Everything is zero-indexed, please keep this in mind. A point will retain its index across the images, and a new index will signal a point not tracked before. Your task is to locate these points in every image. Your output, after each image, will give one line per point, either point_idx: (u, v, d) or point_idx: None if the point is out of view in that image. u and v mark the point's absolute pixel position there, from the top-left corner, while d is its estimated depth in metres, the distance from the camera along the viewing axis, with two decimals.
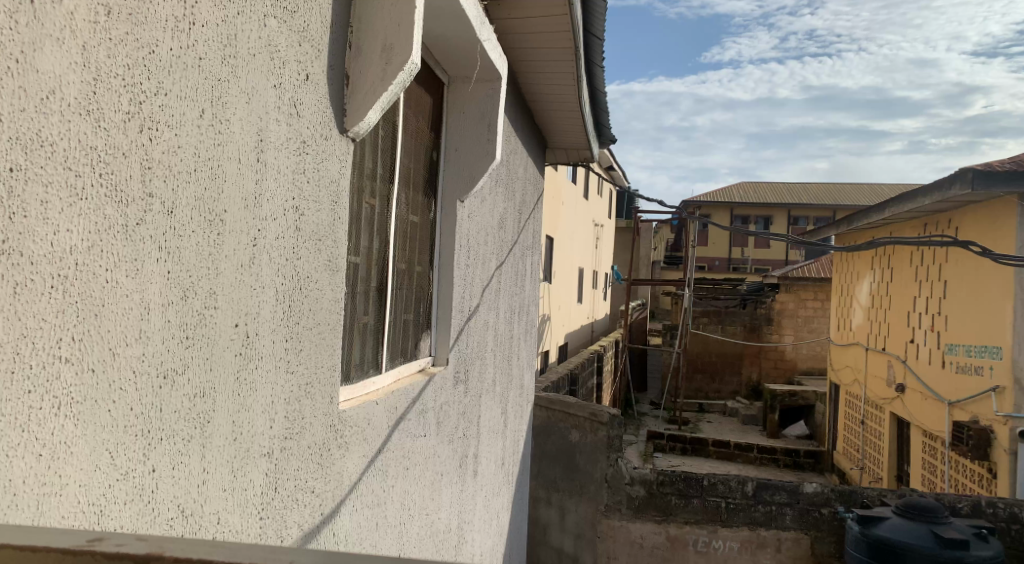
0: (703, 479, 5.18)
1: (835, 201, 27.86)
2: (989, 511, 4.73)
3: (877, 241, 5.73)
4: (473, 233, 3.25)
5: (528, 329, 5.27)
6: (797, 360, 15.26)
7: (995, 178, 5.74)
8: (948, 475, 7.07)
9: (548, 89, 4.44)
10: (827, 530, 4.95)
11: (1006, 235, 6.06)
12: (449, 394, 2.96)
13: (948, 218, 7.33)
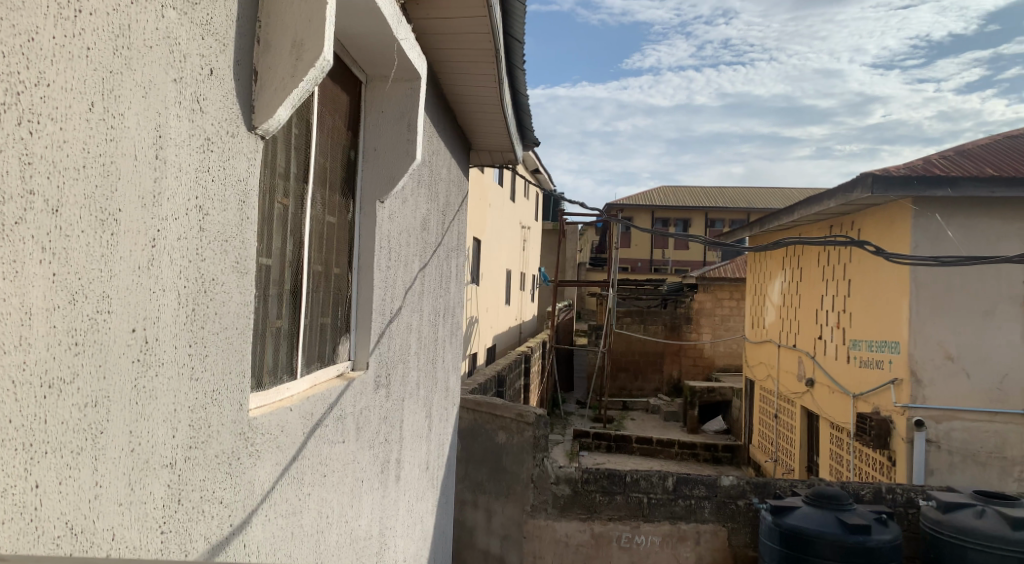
0: (625, 476, 5.29)
1: (749, 204, 28.92)
2: (889, 496, 4.99)
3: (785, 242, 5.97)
4: (394, 234, 3.20)
5: (454, 331, 5.25)
6: (715, 357, 15.75)
7: (892, 183, 6.08)
8: (852, 464, 7.44)
9: (470, 91, 4.44)
10: (743, 521, 5.12)
11: (902, 236, 6.43)
12: (370, 399, 2.92)
13: (851, 220, 7.73)
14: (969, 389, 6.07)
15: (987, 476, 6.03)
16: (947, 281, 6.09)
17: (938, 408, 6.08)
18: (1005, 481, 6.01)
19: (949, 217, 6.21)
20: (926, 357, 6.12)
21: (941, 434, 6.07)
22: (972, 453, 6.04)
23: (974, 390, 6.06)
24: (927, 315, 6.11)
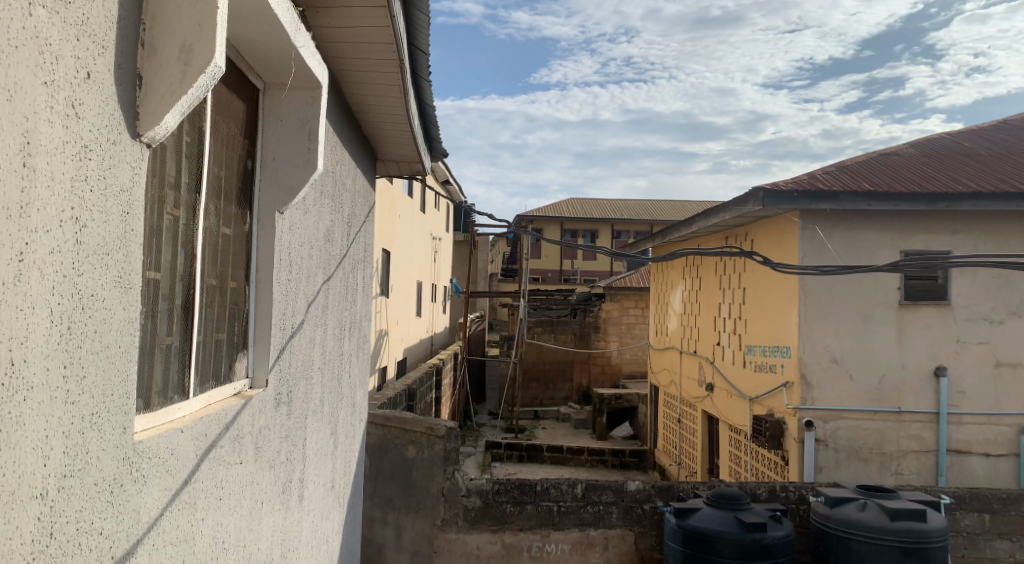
0: (535, 485, 5.29)
1: (653, 216, 29.88)
2: (782, 494, 5.25)
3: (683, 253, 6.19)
4: (295, 246, 3.11)
5: (360, 344, 5.16)
6: (622, 364, 16.15)
7: (782, 197, 6.41)
8: (750, 464, 7.77)
9: (374, 100, 4.39)
10: (648, 525, 5.25)
11: (790, 247, 6.79)
12: (269, 417, 2.81)
13: (745, 232, 8.11)
14: (852, 390, 6.46)
15: (869, 471, 6.44)
16: (832, 289, 6.47)
17: (825, 408, 6.44)
18: (884, 475, 6.43)
19: (831, 228, 6.63)
20: (813, 360, 6.47)
21: (828, 433, 6.44)
22: (856, 449, 6.44)
23: (857, 391, 6.46)
24: (814, 321, 6.47)
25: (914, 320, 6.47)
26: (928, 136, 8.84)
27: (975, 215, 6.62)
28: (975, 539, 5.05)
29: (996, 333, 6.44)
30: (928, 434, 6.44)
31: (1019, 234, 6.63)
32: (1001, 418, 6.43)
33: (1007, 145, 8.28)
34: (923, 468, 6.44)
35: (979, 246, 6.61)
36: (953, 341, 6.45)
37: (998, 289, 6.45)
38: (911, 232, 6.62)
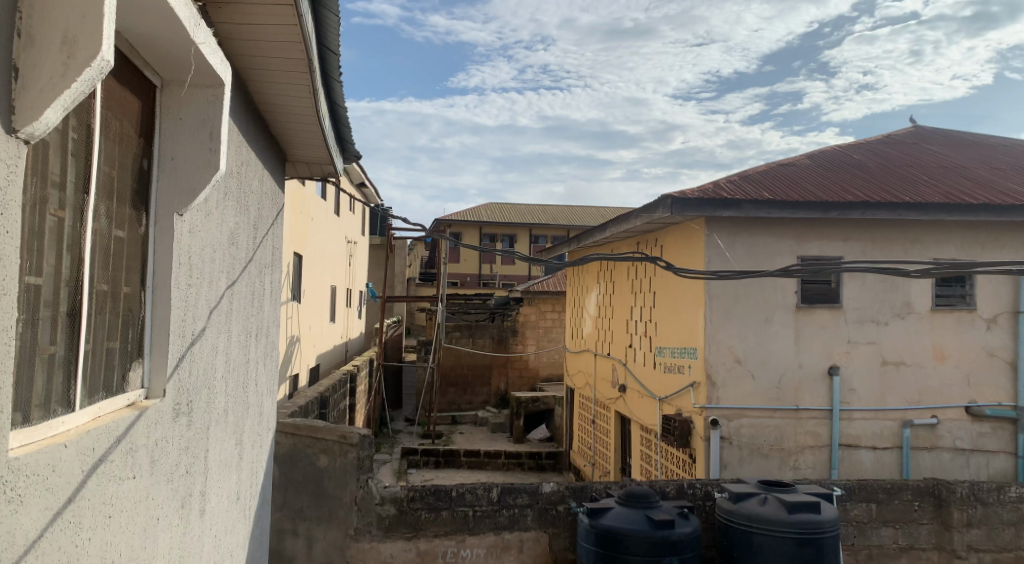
0: (451, 490, 5.25)
1: (570, 221, 30.33)
2: (689, 491, 5.43)
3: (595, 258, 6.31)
4: (196, 250, 2.99)
5: (269, 351, 5.01)
6: (539, 368, 16.32)
7: (689, 203, 6.62)
8: (659, 462, 7.99)
9: (282, 100, 4.27)
10: (562, 526, 5.31)
11: (697, 252, 7.04)
12: (167, 428, 2.69)
13: (655, 238, 8.35)
14: (753, 390, 6.75)
15: (769, 466, 6.74)
16: (735, 293, 6.74)
17: (729, 407, 6.70)
18: (783, 470, 6.73)
19: (734, 234, 6.92)
20: (718, 361, 6.72)
21: (732, 431, 6.69)
22: (757, 446, 6.72)
23: (758, 390, 6.74)
24: (719, 323, 6.72)
25: (809, 322, 6.82)
26: (824, 148, 9.35)
27: (864, 223, 7.05)
28: (863, 527, 5.36)
29: (882, 334, 6.87)
30: (822, 430, 6.79)
31: (903, 241, 7.09)
32: (887, 413, 6.85)
33: (893, 158, 8.86)
34: (818, 462, 6.78)
35: (868, 252, 7.04)
36: (845, 341, 6.83)
37: (884, 292, 6.88)
38: (806, 238, 6.99)
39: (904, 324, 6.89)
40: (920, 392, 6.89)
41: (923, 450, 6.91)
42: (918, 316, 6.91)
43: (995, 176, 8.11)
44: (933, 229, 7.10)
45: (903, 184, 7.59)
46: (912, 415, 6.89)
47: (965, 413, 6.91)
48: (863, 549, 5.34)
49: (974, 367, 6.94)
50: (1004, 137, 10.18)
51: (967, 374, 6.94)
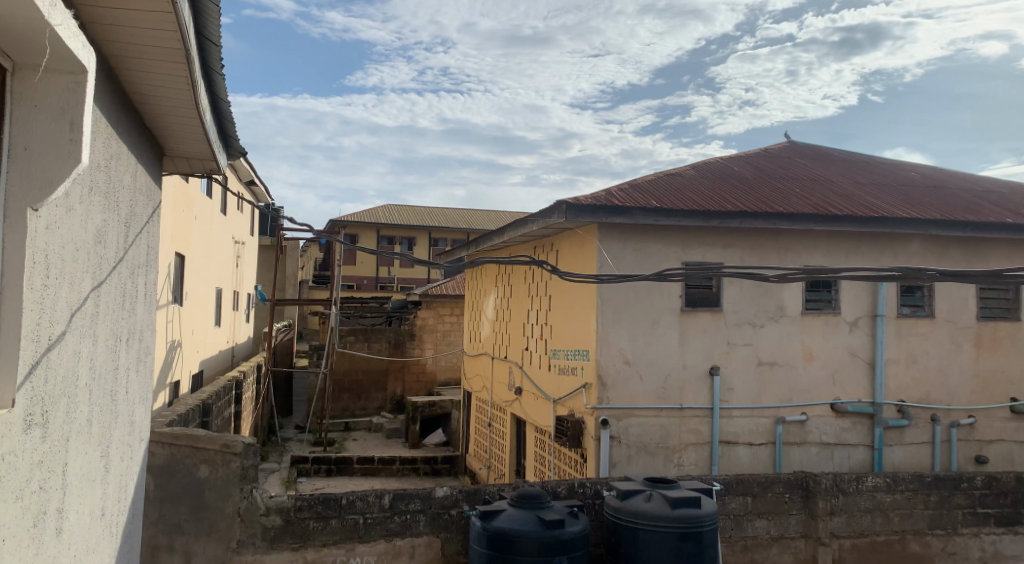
0: (341, 498, 5.11)
1: (470, 225, 30.36)
2: (580, 490, 5.54)
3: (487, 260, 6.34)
4: (54, 247, 2.77)
5: (142, 356, 4.71)
6: (436, 372, 16.21)
7: (582, 210, 6.78)
8: (552, 463, 8.11)
9: (158, 91, 4.04)
10: (455, 530, 5.28)
11: (590, 257, 7.21)
12: (16, 441, 2.48)
13: (551, 243, 8.49)
14: (641, 390, 6.97)
15: (655, 463, 6.98)
16: (625, 296, 6.95)
17: (619, 407, 6.89)
18: (668, 466, 7.00)
19: (625, 240, 7.13)
20: (608, 363, 6.90)
21: (621, 430, 6.89)
22: (644, 444, 6.95)
23: (646, 390, 6.98)
24: (609, 326, 6.90)
25: (693, 325, 7.12)
26: (708, 159, 9.80)
27: (742, 231, 7.43)
28: (740, 520, 5.64)
29: (758, 336, 7.26)
30: (704, 427, 7.10)
31: (776, 249, 7.53)
32: (763, 410, 7.24)
33: (770, 171, 9.39)
34: (700, 459, 7.08)
35: (745, 258, 7.43)
36: (725, 343, 7.18)
37: (759, 297, 7.28)
38: (691, 245, 7.30)
39: (778, 327, 7.31)
40: (792, 390, 7.33)
41: (794, 444, 7.35)
42: (790, 319, 7.35)
43: (858, 190, 8.74)
44: (804, 238, 7.58)
45: (777, 195, 8.05)
46: (784, 412, 7.30)
47: (830, 409, 7.40)
48: (739, 541, 5.61)
49: (839, 366, 7.44)
50: (868, 154, 11.00)
51: (833, 372, 7.43)
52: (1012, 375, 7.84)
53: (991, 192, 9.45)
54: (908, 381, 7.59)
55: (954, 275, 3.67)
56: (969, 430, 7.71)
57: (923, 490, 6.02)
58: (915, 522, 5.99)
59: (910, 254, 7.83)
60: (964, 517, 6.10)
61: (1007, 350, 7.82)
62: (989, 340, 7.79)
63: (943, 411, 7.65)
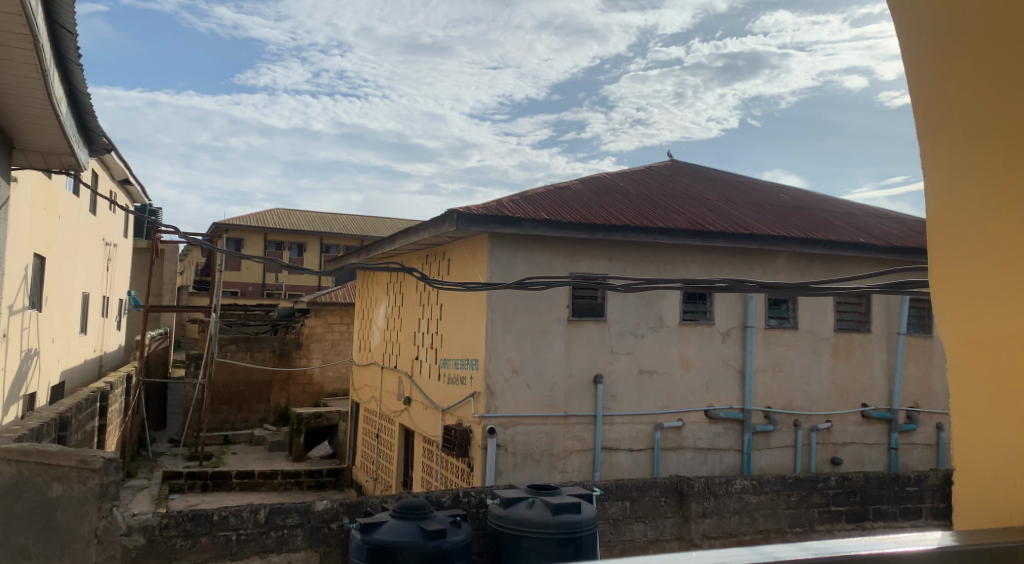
0: (212, 515, 4.85)
1: (362, 231, 29.71)
2: (464, 499, 5.50)
3: (376, 266, 6.20)
4: None
5: None
6: (324, 382, 15.64)
7: (473, 219, 6.77)
8: (439, 473, 8.02)
9: (3, 78, 3.67)
10: (334, 544, 5.08)
11: (481, 266, 7.22)
12: None
13: (442, 250, 8.44)
14: (529, 399, 7.01)
15: (540, 470, 7.03)
16: (514, 305, 6.99)
17: (506, 415, 6.89)
18: (553, 473, 7.06)
19: (515, 250, 7.18)
20: (497, 372, 6.90)
21: (507, 438, 6.89)
22: (530, 452, 6.98)
23: (533, 398, 7.02)
24: (499, 335, 6.91)
25: (580, 335, 7.25)
26: (596, 174, 10.04)
27: (625, 245, 7.66)
28: (618, 524, 5.77)
29: (640, 345, 7.49)
30: (587, 434, 7.22)
31: (657, 261, 7.80)
32: (643, 417, 7.47)
33: (653, 187, 9.73)
34: (583, 465, 7.20)
35: (628, 270, 7.66)
36: (608, 352, 7.35)
37: (642, 308, 7.53)
38: (577, 257, 7.46)
39: (658, 336, 7.56)
40: (670, 397, 7.59)
41: (670, 450, 7.60)
42: (669, 329, 7.62)
43: (732, 208, 9.20)
44: (683, 252, 7.90)
45: (658, 210, 8.36)
46: (662, 418, 7.55)
47: (705, 415, 7.73)
48: (617, 544, 5.74)
49: (713, 374, 7.79)
50: (742, 175, 11.61)
51: (707, 380, 7.76)
52: (864, 383, 8.45)
53: (847, 214, 10.19)
54: (774, 388, 8.04)
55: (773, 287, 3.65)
56: (827, 434, 8.25)
57: (785, 491, 6.37)
58: (777, 522, 6.33)
59: (776, 269, 8.32)
60: (820, 515, 6.51)
61: (860, 359, 8.44)
62: (844, 350, 8.38)
63: (804, 415, 8.15)
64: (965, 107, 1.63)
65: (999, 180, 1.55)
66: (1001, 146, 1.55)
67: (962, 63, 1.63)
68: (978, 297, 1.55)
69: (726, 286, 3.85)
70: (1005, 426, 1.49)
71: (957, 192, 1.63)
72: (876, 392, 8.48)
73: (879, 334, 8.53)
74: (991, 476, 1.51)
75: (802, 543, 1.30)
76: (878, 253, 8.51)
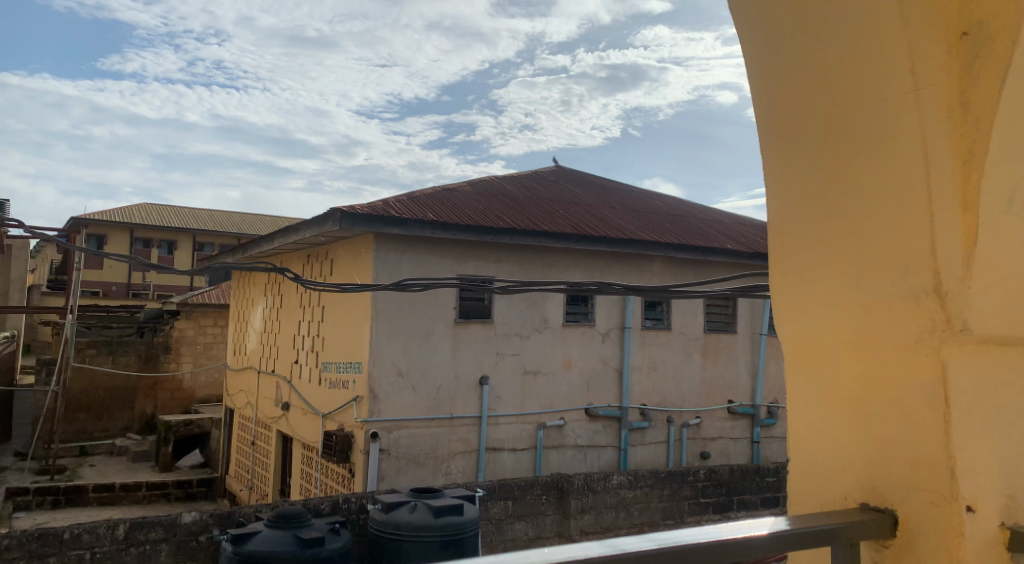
0: (63, 533, 4.54)
1: (238, 229, 28.46)
2: (344, 506, 5.36)
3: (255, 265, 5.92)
4: None
5: None
6: (195, 388, 14.78)
7: (357, 218, 6.61)
8: (319, 479, 7.77)
9: None
10: (203, 558, 4.76)
11: (365, 267, 7.07)
12: None
13: (324, 250, 8.20)
14: (412, 402, 6.92)
15: (423, 474, 6.94)
16: (398, 307, 6.89)
17: (389, 419, 6.77)
18: (436, 476, 7.00)
19: (400, 251, 7.08)
20: (380, 374, 6.76)
21: (390, 442, 6.76)
22: (414, 455, 6.88)
23: (417, 401, 6.93)
24: (383, 337, 6.78)
25: (465, 336, 7.24)
26: (481, 176, 10.07)
27: (511, 247, 7.73)
28: (500, 524, 5.80)
29: (524, 346, 7.57)
30: (471, 436, 7.22)
31: (541, 264, 7.92)
32: (526, 417, 7.55)
33: (538, 191, 9.89)
34: (466, 467, 7.19)
35: (514, 272, 7.73)
36: (493, 353, 7.39)
37: (526, 309, 7.61)
38: (463, 258, 7.45)
39: (542, 337, 7.67)
40: (552, 397, 7.72)
41: (552, 448, 7.72)
42: (553, 330, 7.76)
43: (612, 213, 9.49)
44: (567, 254, 8.06)
45: (543, 214, 8.50)
46: (545, 418, 7.67)
47: (584, 414, 7.92)
48: (499, 544, 5.77)
49: (593, 375, 7.99)
50: (621, 182, 12.02)
51: (588, 380, 7.96)
52: (730, 381, 8.96)
53: (717, 222, 10.75)
54: (650, 386, 8.35)
55: (638, 288, 3.74)
56: (697, 429, 8.66)
57: (658, 485, 6.63)
58: (651, 515, 6.58)
59: (653, 273, 8.66)
60: (690, 506, 6.83)
61: (727, 357, 8.93)
62: (713, 350, 8.84)
63: (677, 412, 8.52)
64: (791, 94, 1.51)
65: (826, 173, 1.46)
66: (827, 136, 1.45)
67: (788, 44, 1.50)
68: (809, 294, 1.50)
69: (597, 288, 3.98)
70: (835, 422, 1.45)
71: (788, 184, 1.54)
72: (740, 388, 9.01)
73: (744, 334, 9.07)
74: (820, 470, 1.49)
75: (646, 533, 1.13)
76: (744, 258, 9.03)
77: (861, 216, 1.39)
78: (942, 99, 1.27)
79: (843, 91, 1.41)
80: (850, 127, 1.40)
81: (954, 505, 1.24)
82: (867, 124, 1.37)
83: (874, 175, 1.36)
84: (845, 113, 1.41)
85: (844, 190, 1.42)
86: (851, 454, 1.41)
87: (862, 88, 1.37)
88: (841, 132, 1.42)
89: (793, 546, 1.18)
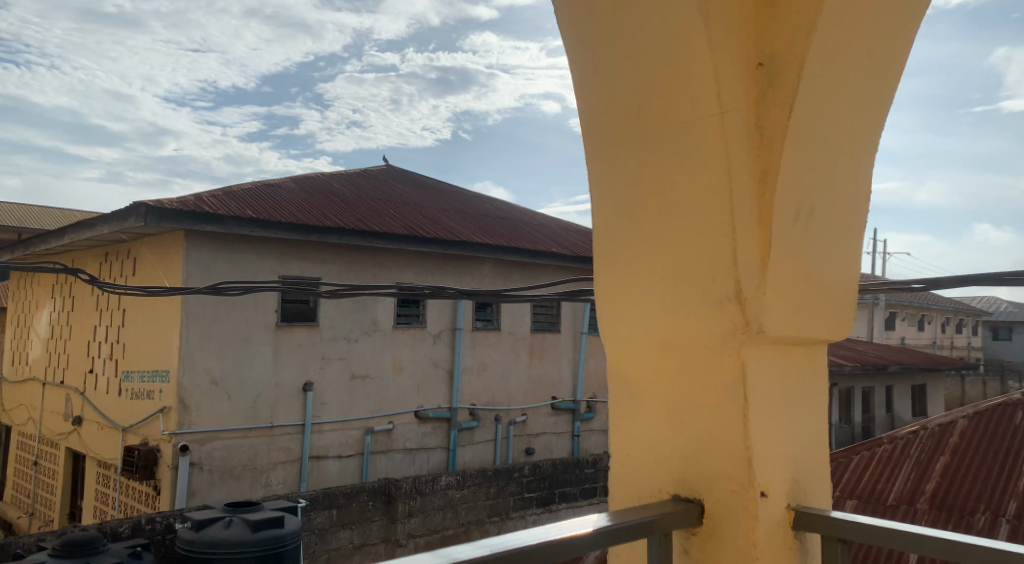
0: None
1: (20, 222, 25.19)
2: (148, 527, 4.93)
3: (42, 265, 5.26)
4: None
5: None
6: None
7: (165, 214, 6.08)
8: (118, 500, 7.07)
9: None
10: None
11: (174, 267, 6.52)
12: None
13: (126, 247, 7.48)
14: (228, 411, 6.50)
15: (240, 487, 6.53)
16: (213, 310, 6.45)
17: (200, 431, 6.31)
18: (254, 488, 6.62)
19: (215, 251, 6.64)
20: (191, 383, 6.29)
21: (203, 456, 6.30)
22: (229, 468, 6.46)
23: (233, 411, 6.52)
24: (194, 343, 6.31)
25: (288, 341, 6.92)
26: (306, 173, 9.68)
27: (337, 248, 7.50)
28: (324, 533, 5.59)
29: (352, 350, 7.38)
30: (293, 445, 6.91)
31: (369, 265, 7.75)
32: (352, 422, 7.36)
33: (366, 190, 9.68)
34: (288, 476, 6.86)
35: (342, 274, 7.50)
36: (319, 358, 7.13)
37: (355, 312, 7.42)
38: (286, 258, 7.12)
39: (370, 340, 7.51)
40: (380, 401, 7.58)
41: (379, 453, 7.58)
42: (382, 333, 7.62)
43: (441, 215, 9.50)
44: (396, 255, 7.95)
45: (372, 214, 8.34)
46: (372, 422, 7.52)
47: (414, 416, 7.85)
48: (322, 554, 5.57)
49: (422, 377, 7.94)
50: (450, 184, 12.07)
51: (418, 382, 7.90)
52: (554, 378, 9.29)
53: (543, 226, 11.11)
54: (479, 386, 8.45)
55: (470, 292, 3.76)
56: (522, 426, 8.89)
57: (485, 483, 6.73)
58: (477, 513, 6.66)
59: (483, 275, 8.78)
60: (515, 502, 7.00)
61: (551, 356, 9.26)
62: (539, 349, 9.12)
63: (504, 411, 8.68)
64: (612, 107, 1.56)
65: (643, 185, 1.53)
66: (644, 150, 1.52)
67: (611, 58, 1.54)
68: (628, 299, 1.56)
69: (428, 292, 3.94)
70: (651, 420, 1.53)
71: (608, 192, 1.60)
72: (563, 386, 9.37)
73: (567, 333, 9.46)
74: (637, 466, 1.56)
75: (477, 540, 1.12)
76: (567, 262, 9.40)
77: (673, 227, 1.48)
78: (739, 125, 1.39)
79: (659, 107, 1.48)
80: (665, 143, 1.48)
81: (751, 492, 1.36)
82: (678, 142, 1.46)
83: (686, 190, 1.45)
84: (660, 130, 1.48)
85: (660, 202, 1.50)
86: (662, 449, 1.50)
87: (676, 107, 1.45)
88: (656, 148, 1.49)
89: (612, 542, 1.22)
